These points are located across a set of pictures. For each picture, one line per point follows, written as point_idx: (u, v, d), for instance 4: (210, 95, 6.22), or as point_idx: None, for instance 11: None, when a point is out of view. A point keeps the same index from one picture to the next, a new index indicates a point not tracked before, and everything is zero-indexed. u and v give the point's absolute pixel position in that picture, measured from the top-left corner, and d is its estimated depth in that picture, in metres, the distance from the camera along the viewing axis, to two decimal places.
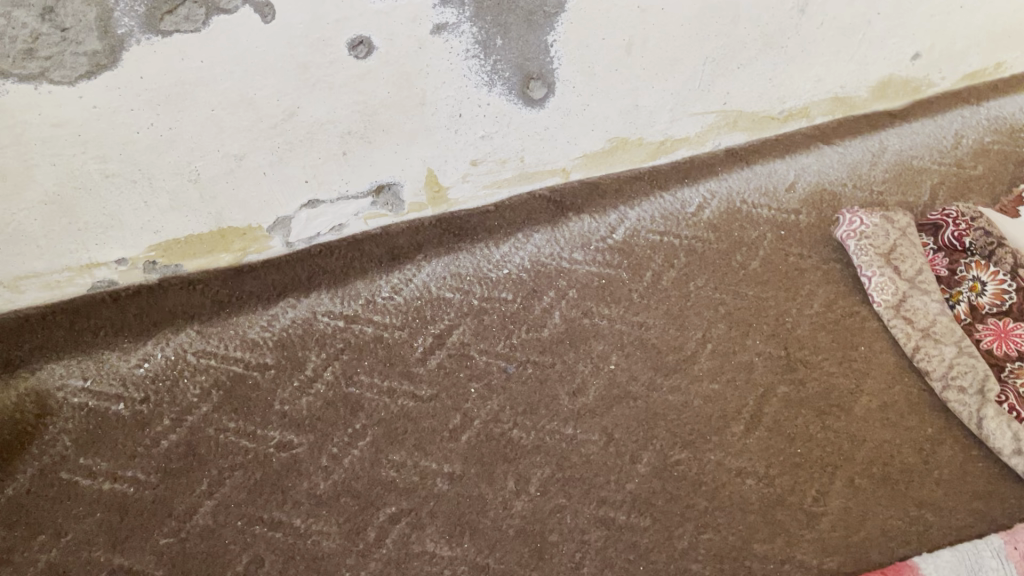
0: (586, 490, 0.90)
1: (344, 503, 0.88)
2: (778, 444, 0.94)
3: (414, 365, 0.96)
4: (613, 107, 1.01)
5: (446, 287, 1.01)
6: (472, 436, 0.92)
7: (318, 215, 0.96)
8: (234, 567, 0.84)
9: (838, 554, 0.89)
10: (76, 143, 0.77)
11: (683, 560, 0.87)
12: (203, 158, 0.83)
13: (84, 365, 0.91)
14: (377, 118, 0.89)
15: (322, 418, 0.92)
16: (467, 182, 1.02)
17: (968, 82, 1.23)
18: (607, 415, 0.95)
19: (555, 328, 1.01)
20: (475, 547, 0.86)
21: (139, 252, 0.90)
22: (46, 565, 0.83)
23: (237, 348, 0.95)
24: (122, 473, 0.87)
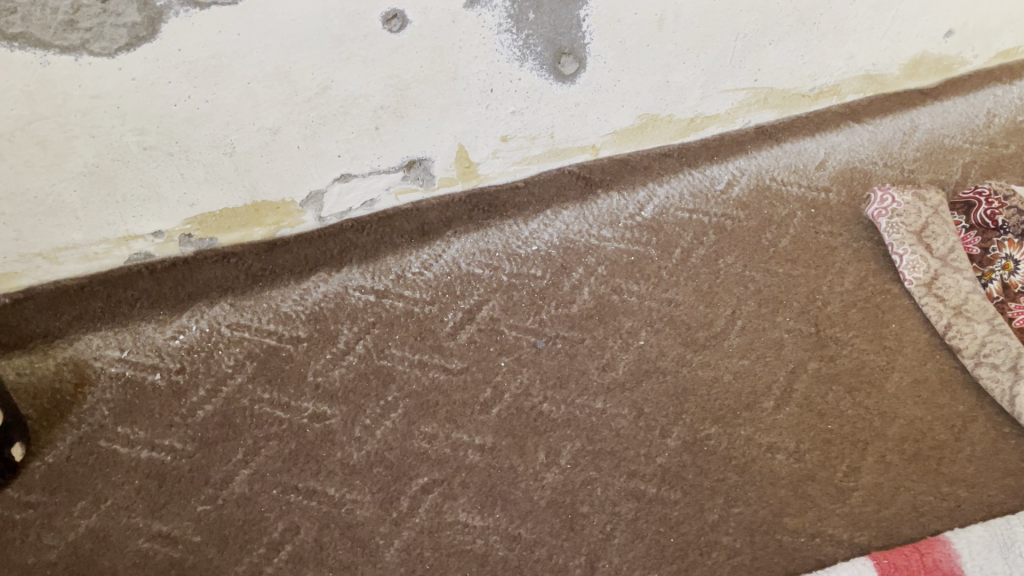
0: (617, 463, 0.90)
1: (377, 472, 0.89)
2: (809, 420, 0.94)
3: (444, 340, 0.97)
4: (644, 84, 1.00)
5: (476, 263, 1.02)
6: (503, 410, 0.93)
7: (350, 189, 0.97)
8: (270, 534, 0.85)
9: (869, 529, 0.89)
10: (115, 115, 0.77)
11: (714, 533, 0.87)
12: (239, 131, 0.84)
13: (121, 337, 0.94)
14: (410, 92, 0.89)
15: (354, 390, 0.93)
16: (497, 158, 1.02)
17: (1001, 59, 1.20)
18: (637, 390, 0.95)
19: (584, 304, 1.01)
20: (506, 518, 0.87)
21: (175, 225, 0.91)
22: (87, 530, 0.84)
23: (270, 321, 0.96)
24: (159, 441, 0.89)
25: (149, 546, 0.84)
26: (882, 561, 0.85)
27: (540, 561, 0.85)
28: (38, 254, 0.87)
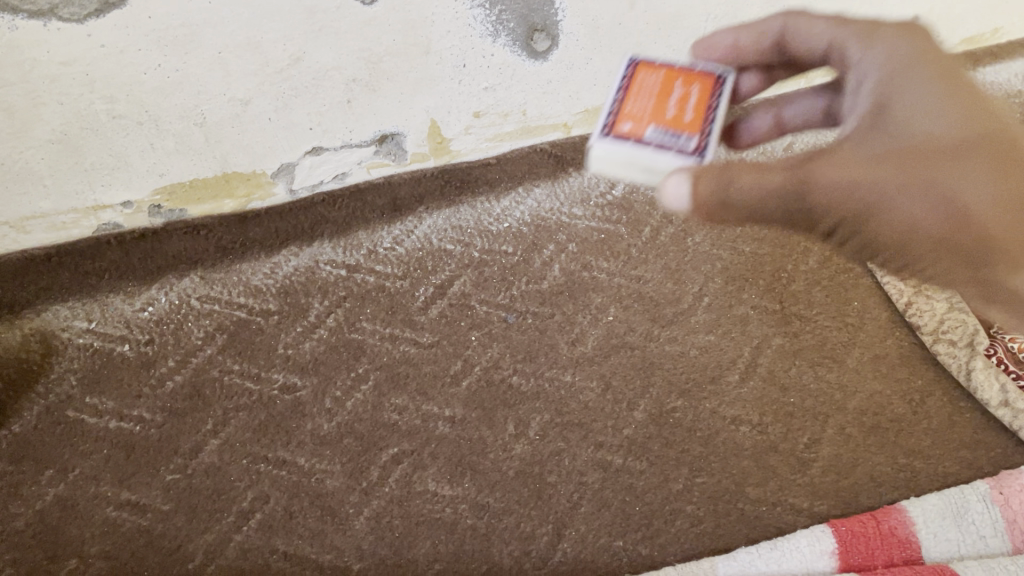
0: (585, 434, 0.92)
1: (347, 443, 0.89)
2: (772, 394, 0.96)
3: (415, 314, 0.98)
4: (616, 63, 1.00)
5: (447, 239, 1.04)
6: (473, 382, 0.94)
7: (321, 163, 0.96)
8: (239, 502, 0.85)
9: (828, 498, 0.91)
10: (84, 82, 0.76)
11: (678, 501, 0.89)
12: (209, 101, 0.83)
13: (88, 309, 0.95)
14: (382, 65, 0.87)
15: (324, 362, 0.94)
16: (470, 134, 1.02)
17: (965, 47, 1.22)
18: (605, 363, 0.96)
19: (554, 280, 1.02)
20: (475, 487, 0.88)
21: (144, 196, 0.91)
22: (54, 498, 0.84)
23: (241, 295, 0.97)
24: (127, 412, 0.89)
25: (117, 515, 0.84)
26: (839, 528, 0.86)
27: (508, 529, 0.86)
28: (5, 224, 0.87)
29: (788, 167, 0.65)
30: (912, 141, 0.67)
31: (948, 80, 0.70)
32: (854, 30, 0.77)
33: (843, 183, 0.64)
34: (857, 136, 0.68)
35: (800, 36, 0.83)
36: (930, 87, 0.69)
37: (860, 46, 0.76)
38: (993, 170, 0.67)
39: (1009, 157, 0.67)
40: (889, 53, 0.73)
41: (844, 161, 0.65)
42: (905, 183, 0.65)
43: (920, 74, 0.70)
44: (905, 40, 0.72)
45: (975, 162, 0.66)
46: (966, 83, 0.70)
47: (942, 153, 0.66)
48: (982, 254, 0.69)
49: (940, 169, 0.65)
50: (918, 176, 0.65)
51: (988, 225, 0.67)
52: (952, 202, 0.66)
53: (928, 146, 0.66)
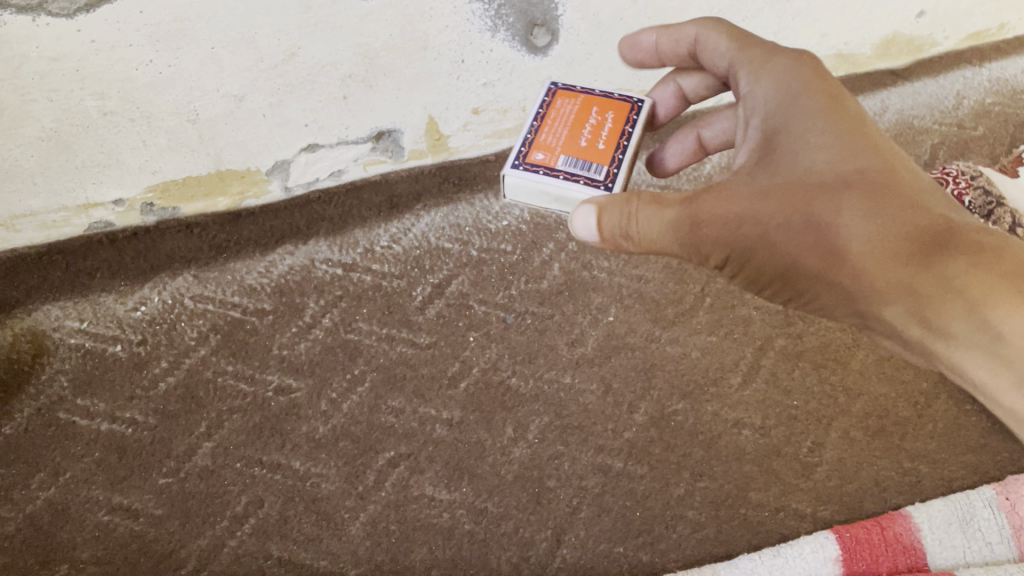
0: (585, 437, 0.90)
1: (343, 446, 0.88)
2: (775, 396, 0.95)
3: (413, 314, 0.96)
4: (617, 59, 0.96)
5: (446, 238, 1.01)
6: (471, 384, 0.93)
7: (317, 159, 0.94)
8: (233, 507, 0.84)
9: (832, 503, 0.91)
10: (75, 79, 0.73)
11: (679, 507, 0.88)
12: (202, 98, 0.80)
13: (80, 308, 0.93)
14: (379, 61, 0.84)
15: (320, 363, 0.92)
16: (468, 131, 0.99)
17: (972, 41, 1.18)
18: (605, 365, 0.95)
19: (554, 280, 1.00)
20: (473, 491, 0.87)
21: (137, 194, 0.89)
22: (45, 502, 0.84)
23: (235, 294, 0.95)
24: (120, 414, 0.88)
25: (110, 519, 0.83)
26: (844, 535, 0.88)
27: (506, 535, 0.86)
28: None
29: (684, 203, 0.67)
30: (783, 173, 0.68)
31: (832, 111, 0.69)
32: (748, 53, 0.74)
33: (728, 216, 0.67)
34: (747, 168, 0.69)
35: (708, 52, 0.78)
36: (808, 121, 0.69)
37: (750, 73, 0.73)
38: (868, 210, 0.66)
39: (890, 201, 0.66)
40: (777, 84, 0.71)
41: (730, 195, 0.67)
42: (772, 219, 0.66)
43: (805, 104, 0.69)
44: (794, 69, 0.71)
45: (852, 200, 0.66)
46: (856, 121, 0.69)
47: (829, 191, 0.66)
48: (863, 299, 0.68)
49: (817, 206, 0.66)
50: (794, 213, 0.66)
51: (864, 264, 0.66)
52: (822, 230, 0.66)
53: (810, 184, 0.67)
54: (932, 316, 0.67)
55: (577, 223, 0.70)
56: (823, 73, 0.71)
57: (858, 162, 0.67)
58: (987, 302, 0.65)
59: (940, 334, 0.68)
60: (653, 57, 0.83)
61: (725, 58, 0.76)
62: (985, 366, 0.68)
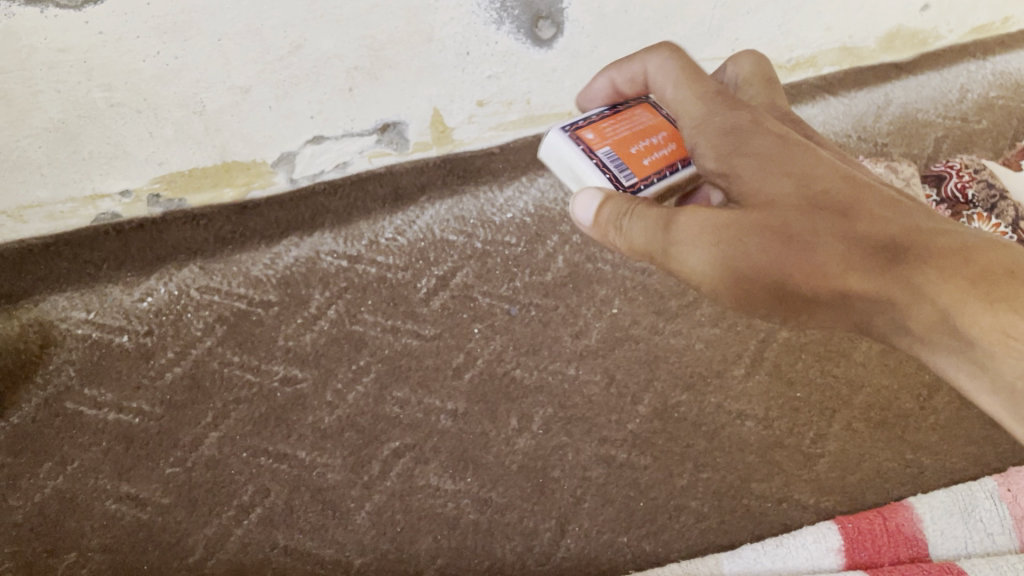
0: (588, 428, 0.93)
1: (349, 437, 0.91)
2: (778, 388, 0.96)
3: (418, 306, 0.96)
4: (621, 52, 0.94)
5: (450, 230, 1.00)
6: (475, 375, 0.94)
7: (322, 151, 0.93)
8: (239, 497, 0.88)
9: (834, 494, 0.94)
10: (82, 70, 0.73)
11: (683, 497, 0.92)
12: (209, 89, 0.80)
13: (87, 299, 0.92)
14: (385, 53, 0.83)
15: (326, 354, 0.93)
16: (473, 123, 0.97)
17: (975, 36, 1.18)
18: (609, 357, 0.96)
19: (559, 272, 0.99)
20: (478, 481, 0.90)
21: (143, 184, 0.88)
22: (53, 491, 0.87)
23: (241, 286, 0.95)
24: (126, 404, 0.90)
25: (117, 508, 0.87)
26: (846, 526, 0.90)
27: (511, 524, 0.89)
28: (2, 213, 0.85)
29: (666, 212, 0.64)
30: (747, 204, 0.64)
31: (784, 147, 0.65)
32: (691, 98, 0.69)
33: (709, 237, 0.63)
34: (714, 208, 0.65)
35: (660, 79, 0.72)
36: (761, 160, 0.64)
37: (693, 121, 0.68)
38: (843, 227, 0.61)
39: (865, 219, 0.61)
40: (719, 126, 0.66)
41: (707, 220, 0.63)
42: (748, 240, 0.62)
43: (756, 145, 0.65)
44: (739, 114, 0.66)
45: (825, 221, 0.61)
46: (806, 154, 0.65)
47: (798, 215, 0.62)
48: (852, 313, 0.63)
49: (797, 230, 0.62)
50: (773, 241, 0.62)
51: (842, 279, 0.61)
52: (802, 250, 0.61)
53: (779, 212, 0.62)
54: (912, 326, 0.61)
55: (576, 206, 0.67)
56: (759, 117, 0.67)
57: (821, 185, 0.63)
58: (954, 306, 0.58)
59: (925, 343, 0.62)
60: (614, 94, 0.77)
61: (674, 102, 0.70)
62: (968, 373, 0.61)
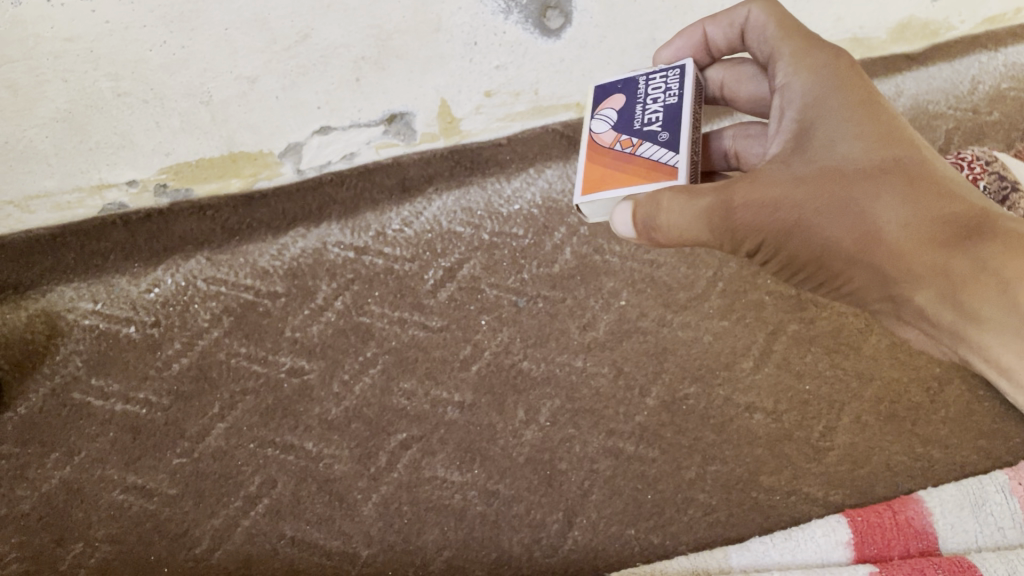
0: (596, 421, 0.92)
1: (356, 428, 0.90)
2: (787, 380, 0.96)
3: (425, 297, 0.96)
4: (629, 41, 0.93)
5: (457, 222, 0.99)
6: (483, 367, 0.94)
7: (329, 142, 0.92)
8: (246, 487, 0.88)
9: (843, 487, 0.93)
10: (88, 60, 0.72)
11: (691, 490, 0.91)
12: (215, 79, 0.79)
13: (94, 289, 0.92)
14: (391, 43, 0.83)
15: (333, 345, 0.93)
16: (480, 114, 0.96)
17: (987, 26, 1.17)
18: (617, 349, 0.95)
19: (566, 264, 0.98)
20: (485, 473, 0.90)
21: (150, 174, 0.88)
22: (60, 481, 0.87)
23: (247, 276, 0.95)
24: (134, 394, 0.90)
25: (124, 498, 0.87)
26: (855, 519, 0.90)
27: (518, 517, 0.89)
28: (9, 203, 0.85)
29: (718, 191, 0.64)
30: (820, 163, 0.66)
31: (866, 102, 0.68)
32: (788, 41, 0.71)
33: (766, 203, 0.64)
34: (784, 157, 0.68)
35: (757, 35, 0.75)
36: (844, 111, 0.67)
37: (788, 64, 0.71)
38: (903, 198, 0.64)
39: (926, 189, 0.65)
40: (813, 73, 0.69)
41: (771, 184, 0.65)
42: (808, 204, 0.64)
43: (839, 96, 0.68)
44: (830, 63, 0.69)
45: (891, 188, 0.64)
46: (885, 114, 0.68)
47: (866, 180, 0.64)
48: (896, 283, 0.65)
49: (858, 196, 0.64)
50: (833, 205, 0.64)
51: (903, 250, 0.64)
52: (860, 216, 0.64)
53: (847, 174, 0.64)
54: (962, 299, 0.64)
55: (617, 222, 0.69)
56: (850, 69, 0.69)
57: (887, 151, 0.66)
58: (1015, 283, 0.62)
59: (972, 317, 0.64)
60: (701, 49, 0.80)
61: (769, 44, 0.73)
62: (1007, 346, 0.64)
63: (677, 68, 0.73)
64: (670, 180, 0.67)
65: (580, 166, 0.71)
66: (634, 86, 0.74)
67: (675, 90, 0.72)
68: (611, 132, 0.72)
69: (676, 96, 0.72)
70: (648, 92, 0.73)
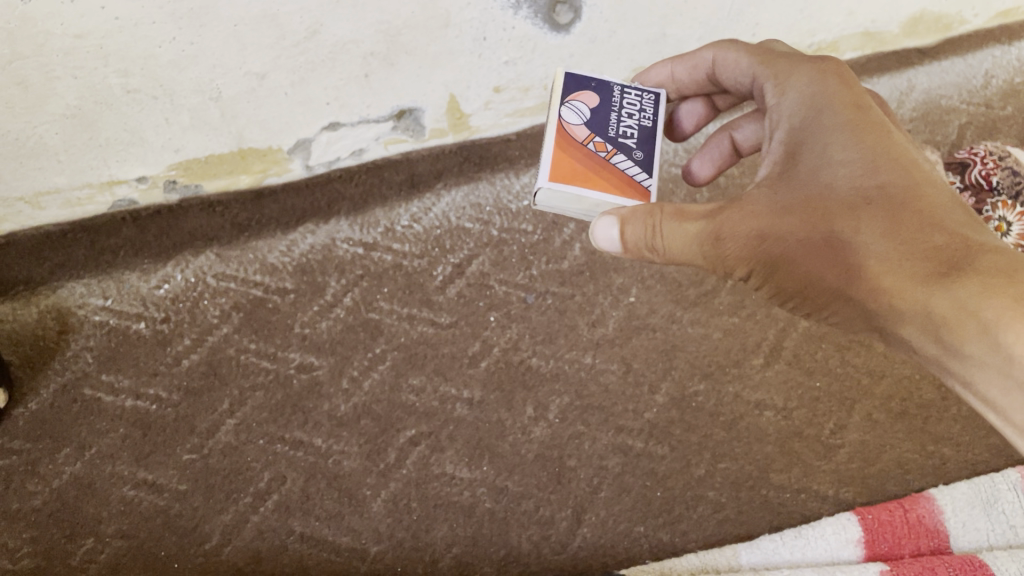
0: (605, 418, 0.92)
1: (364, 424, 0.91)
2: (797, 377, 0.96)
3: (434, 294, 0.96)
4: (639, 37, 0.92)
5: (466, 218, 0.99)
6: (492, 363, 0.93)
7: (338, 138, 0.92)
8: (256, 484, 0.88)
9: (854, 485, 0.93)
10: (99, 56, 0.72)
11: (700, 487, 0.91)
12: (225, 75, 0.79)
13: (104, 286, 0.92)
14: (400, 39, 0.82)
15: (342, 342, 0.93)
16: (489, 110, 0.96)
17: (1001, 20, 1.15)
18: (627, 346, 0.95)
19: (575, 260, 0.98)
20: (494, 470, 0.90)
21: (159, 171, 0.88)
22: (71, 476, 0.87)
23: (257, 273, 0.95)
24: (144, 390, 0.90)
25: (135, 494, 0.87)
26: (866, 517, 0.90)
27: (527, 513, 0.89)
28: (19, 199, 0.85)
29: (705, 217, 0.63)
30: (805, 189, 0.62)
31: (857, 125, 0.64)
32: (771, 67, 0.70)
33: (748, 232, 0.62)
34: (768, 180, 0.65)
35: (729, 70, 0.75)
36: (833, 137, 0.63)
37: (776, 87, 0.69)
38: (889, 228, 0.59)
39: (915, 219, 0.59)
40: (801, 96, 0.67)
41: (754, 212, 0.62)
42: (785, 232, 0.61)
43: (828, 119, 0.64)
44: (818, 86, 0.66)
45: (873, 217, 0.60)
46: (882, 137, 0.63)
47: (848, 210, 0.60)
48: (880, 319, 0.59)
49: (839, 226, 0.60)
50: (813, 236, 0.60)
51: (883, 282, 0.58)
52: (840, 245, 0.60)
53: (829, 203, 0.61)
54: (944, 335, 0.55)
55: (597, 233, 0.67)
56: (848, 90, 0.66)
57: (879, 178, 0.61)
58: (998, 322, 0.53)
59: (954, 355, 0.56)
60: (670, 84, 0.79)
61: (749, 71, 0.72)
62: (999, 389, 0.54)
63: (651, 94, 0.76)
64: (642, 203, 0.70)
65: (547, 151, 0.70)
66: (607, 91, 0.74)
67: (649, 113, 0.75)
68: (586, 128, 0.72)
69: (650, 120, 0.74)
70: (622, 105, 0.74)
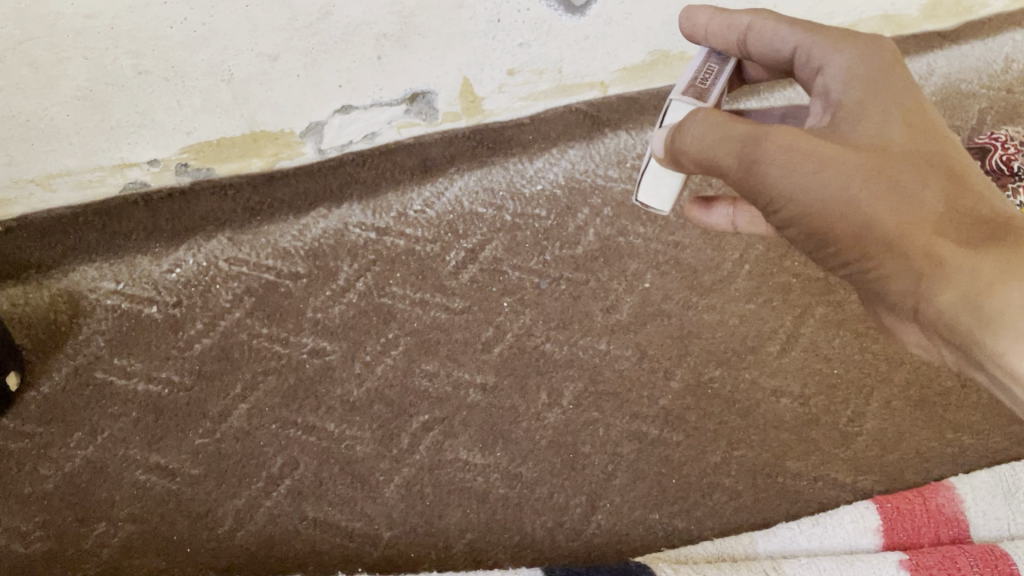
0: (619, 404, 0.91)
1: (377, 409, 0.90)
2: (814, 364, 0.95)
3: (446, 279, 0.95)
4: (655, 19, 0.91)
5: (479, 203, 0.98)
6: (505, 349, 0.93)
7: (350, 122, 0.91)
8: (268, 468, 0.88)
9: (872, 473, 0.93)
10: (109, 36, 0.71)
11: (716, 475, 0.90)
12: (237, 57, 0.78)
13: (116, 270, 0.92)
14: (414, 20, 0.81)
15: (354, 327, 0.92)
16: (503, 93, 0.95)
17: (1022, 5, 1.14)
18: (641, 332, 0.94)
19: (589, 246, 0.97)
20: (507, 456, 0.89)
21: (171, 154, 0.87)
22: (84, 460, 0.87)
23: (269, 257, 0.94)
24: (156, 374, 0.90)
25: (147, 478, 0.87)
26: (885, 505, 0.89)
27: (541, 500, 0.88)
28: (31, 180, 0.84)
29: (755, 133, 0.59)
30: (865, 140, 0.61)
31: (916, 94, 0.63)
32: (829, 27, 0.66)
33: (808, 159, 0.58)
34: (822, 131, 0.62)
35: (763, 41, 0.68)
36: (895, 100, 0.62)
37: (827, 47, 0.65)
38: (943, 194, 0.60)
39: (965, 193, 0.60)
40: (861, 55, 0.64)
41: (813, 140, 0.59)
42: (847, 170, 0.58)
43: (893, 82, 0.63)
44: (882, 46, 0.64)
45: (931, 181, 0.60)
46: (931, 111, 0.63)
47: (909, 167, 0.60)
48: (919, 278, 0.59)
49: (899, 175, 0.59)
50: (873, 176, 0.59)
51: (934, 245, 0.58)
52: (899, 197, 0.59)
53: (890, 155, 0.60)
54: (988, 305, 0.57)
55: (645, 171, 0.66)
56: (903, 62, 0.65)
57: (934, 145, 0.61)
58: None
59: (990, 325, 0.58)
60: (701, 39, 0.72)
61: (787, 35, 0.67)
62: None
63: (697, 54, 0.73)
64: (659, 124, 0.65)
65: None
66: None
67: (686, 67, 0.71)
68: None
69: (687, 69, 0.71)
70: None
